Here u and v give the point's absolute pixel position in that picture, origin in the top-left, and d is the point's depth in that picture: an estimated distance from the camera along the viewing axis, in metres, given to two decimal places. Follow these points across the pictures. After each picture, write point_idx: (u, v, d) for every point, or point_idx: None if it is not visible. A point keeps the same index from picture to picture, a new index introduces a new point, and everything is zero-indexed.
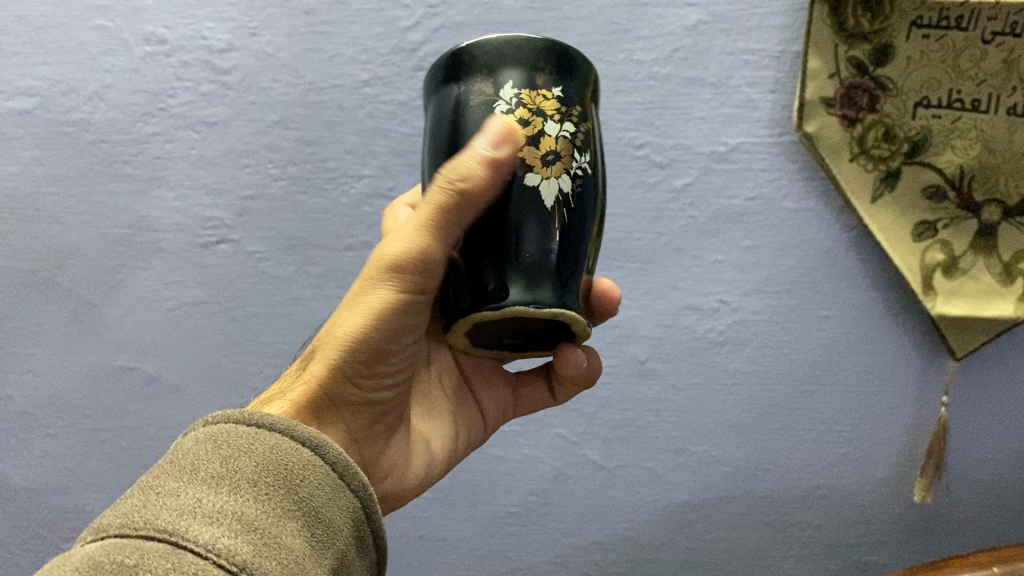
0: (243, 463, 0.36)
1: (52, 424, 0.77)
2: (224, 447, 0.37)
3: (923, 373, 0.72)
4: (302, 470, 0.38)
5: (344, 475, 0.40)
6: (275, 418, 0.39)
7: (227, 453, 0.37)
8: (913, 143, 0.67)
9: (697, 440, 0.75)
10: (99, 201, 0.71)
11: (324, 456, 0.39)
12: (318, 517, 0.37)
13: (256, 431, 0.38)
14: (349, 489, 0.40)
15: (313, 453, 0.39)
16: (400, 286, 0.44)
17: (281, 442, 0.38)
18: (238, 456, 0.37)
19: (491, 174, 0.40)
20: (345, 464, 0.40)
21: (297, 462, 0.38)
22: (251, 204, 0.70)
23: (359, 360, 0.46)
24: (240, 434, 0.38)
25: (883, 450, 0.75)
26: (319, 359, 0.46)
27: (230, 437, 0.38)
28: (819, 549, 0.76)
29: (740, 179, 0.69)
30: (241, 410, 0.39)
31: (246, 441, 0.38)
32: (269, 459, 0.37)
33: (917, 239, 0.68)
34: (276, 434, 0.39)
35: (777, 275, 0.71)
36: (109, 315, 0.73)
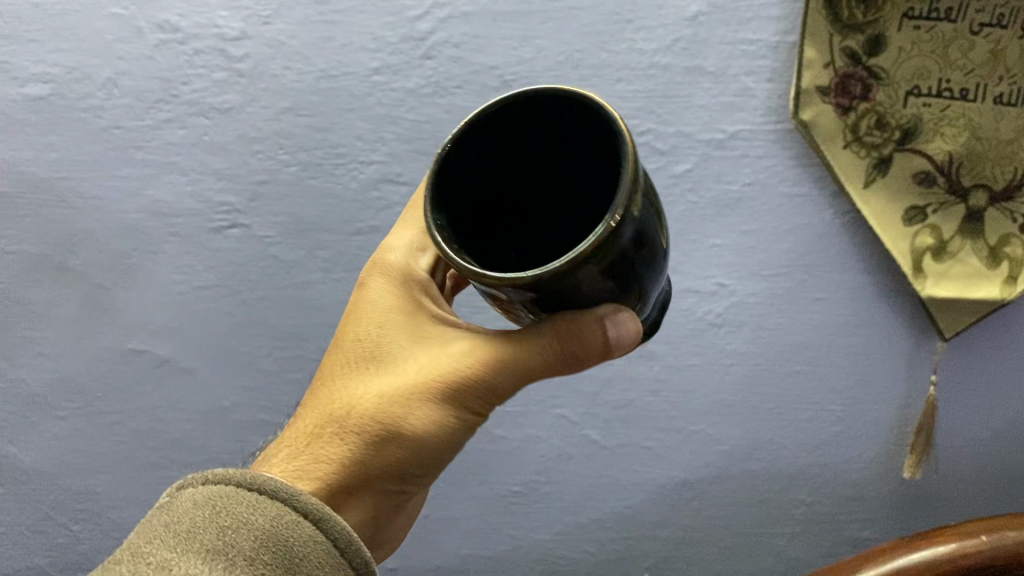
0: (240, 538, 0.38)
1: (63, 407, 0.78)
2: (223, 516, 0.39)
3: (912, 353, 0.75)
4: (302, 547, 0.39)
5: (347, 552, 0.40)
6: (277, 483, 0.41)
7: (227, 523, 0.38)
8: (904, 131, 0.69)
9: (695, 420, 0.78)
10: (112, 185, 0.72)
11: (330, 534, 0.40)
12: None
13: (255, 499, 0.40)
14: (351, 567, 0.40)
15: (316, 527, 0.40)
16: (465, 409, 0.44)
17: (281, 515, 0.39)
18: (236, 527, 0.38)
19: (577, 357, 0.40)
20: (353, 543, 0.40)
21: (299, 541, 0.39)
22: (262, 189, 0.72)
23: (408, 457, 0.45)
24: (242, 502, 0.39)
25: (873, 429, 0.77)
26: (360, 445, 0.45)
27: (233, 502, 0.39)
28: (810, 525, 0.80)
29: (737, 165, 0.71)
30: (242, 473, 0.41)
31: (248, 509, 0.39)
32: (266, 535, 0.38)
33: (907, 223, 0.71)
34: (278, 505, 0.40)
35: (774, 259, 0.73)
36: (122, 298, 0.75)
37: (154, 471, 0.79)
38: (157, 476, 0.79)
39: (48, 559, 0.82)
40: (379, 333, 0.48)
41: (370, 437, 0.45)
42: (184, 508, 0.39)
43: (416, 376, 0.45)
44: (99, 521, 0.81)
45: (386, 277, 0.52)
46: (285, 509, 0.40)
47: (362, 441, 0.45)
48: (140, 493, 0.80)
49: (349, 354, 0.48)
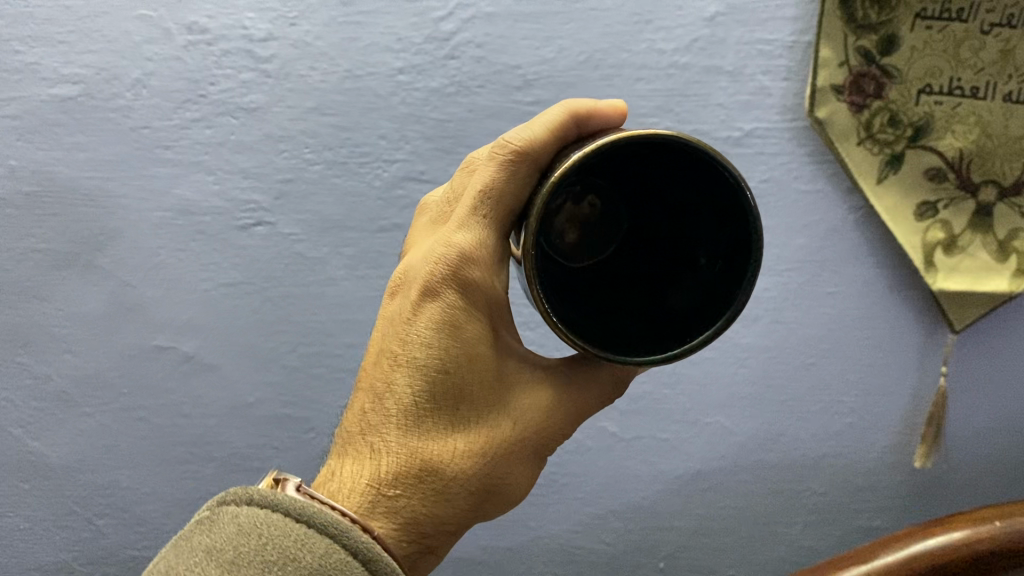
0: None
1: (89, 404, 0.79)
2: (267, 550, 0.37)
3: (923, 346, 0.77)
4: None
5: None
6: (328, 516, 0.39)
7: (271, 558, 0.37)
8: (916, 128, 0.71)
9: (711, 412, 0.79)
10: (140, 184, 0.73)
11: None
12: None
13: (303, 533, 0.38)
14: None
15: (366, 569, 0.38)
16: (543, 450, 0.46)
17: (329, 554, 0.37)
18: (280, 564, 0.37)
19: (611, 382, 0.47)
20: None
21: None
22: (287, 187, 0.73)
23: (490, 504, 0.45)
24: (289, 535, 0.38)
25: (884, 420, 0.79)
26: (451, 501, 0.44)
27: (280, 534, 0.38)
28: (823, 514, 0.82)
29: (753, 162, 0.72)
30: (293, 499, 0.39)
31: (295, 544, 0.37)
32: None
33: (919, 219, 0.73)
34: (327, 540, 0.38)
35: (788, 254, 0.75)
36: (148, 296, 0.76)
37: (180, 465, 0.80)
38: (183, 470, 0.80)
39: (72, 555, 0.83)
40: (467, 369, 0.44)
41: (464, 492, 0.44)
42: (230, 538, 0.38)
43: (502, 426, 0.45)
44: (124, 516, 0.82)
45: (456, 288, 0.45)
46: (335, 546, 0.38)
47: (454, 496, 0.44)
48: (166, 487, 0.81)
49: (427, 386, 0.44)
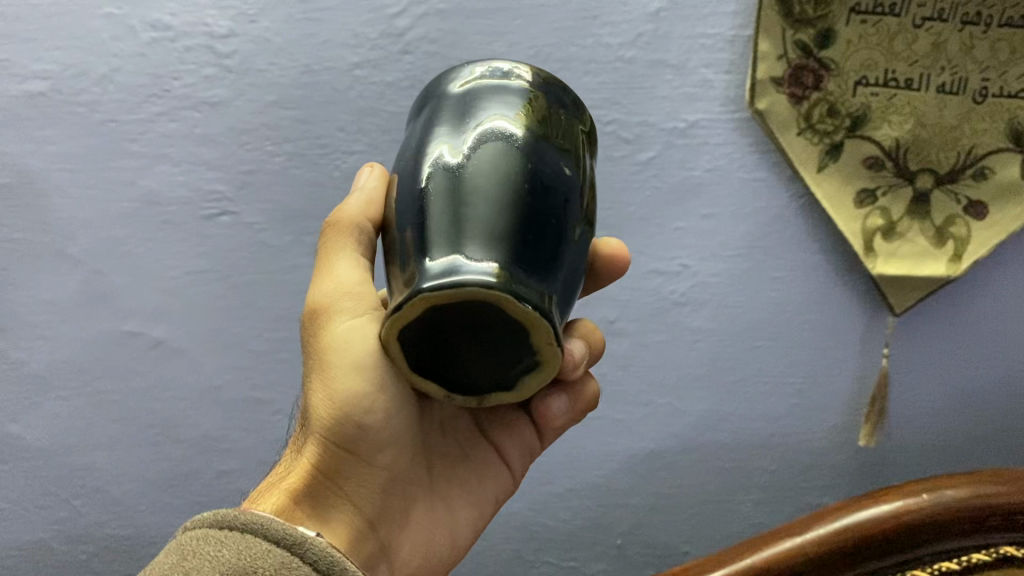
0: (201, 575, 0.39)
1: (63, 388, 0.82)
2: (190, 559, 0.41)
3: (866, 329, 0.80)
4: (270, 575, 0.40)
5: (330, 573, 0.40)
6: (242, 514, 0.43)
7: (192, 565, 0.40)
8: (854, 119, 0.74)
9: (662, 393, 0.82)
10: (108, 176, 0.76)
11: (305, 556, 0.41)
12: None
13: (226, 533, 0.42)
14: None
15: (288, 550, 0.41)
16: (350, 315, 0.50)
17: (249, 543, 0.41)
18: (198, 565, 0.40)
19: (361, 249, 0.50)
20: (331, 560, 0.41)
21: (267, 566, 0.40)
22: (251, 178, 0.76)
23: (348, 428, 0.50)
24: (212, 541, 0.41)
25: (831, 401, 0.82)
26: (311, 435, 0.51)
27: (202, 544, 0.42)
28: (772, 491, 0.85)
29: (698, 153, 0.75)
30: (215, 514, 0.43)
31: (214, 547, 0.41)
32: (230, 568, 0.40)
33: (858, 206, 0.75)
34: (248, 536, 0.42)
35: (733, 240, 0.78)
36: (118, 283, 0.79)
37: (153, 446, 0.83)
38: (154, 450, 0.84)
39: (50, 534, 0.86)
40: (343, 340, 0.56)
41: (322, 421, 0.50)
42: (158, 559, 0.42)
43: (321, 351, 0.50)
44: (100, 495, 0.85)
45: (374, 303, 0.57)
46: (256, 539, 0.41)
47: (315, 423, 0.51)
48: (138, 467, 0.84)
49: None
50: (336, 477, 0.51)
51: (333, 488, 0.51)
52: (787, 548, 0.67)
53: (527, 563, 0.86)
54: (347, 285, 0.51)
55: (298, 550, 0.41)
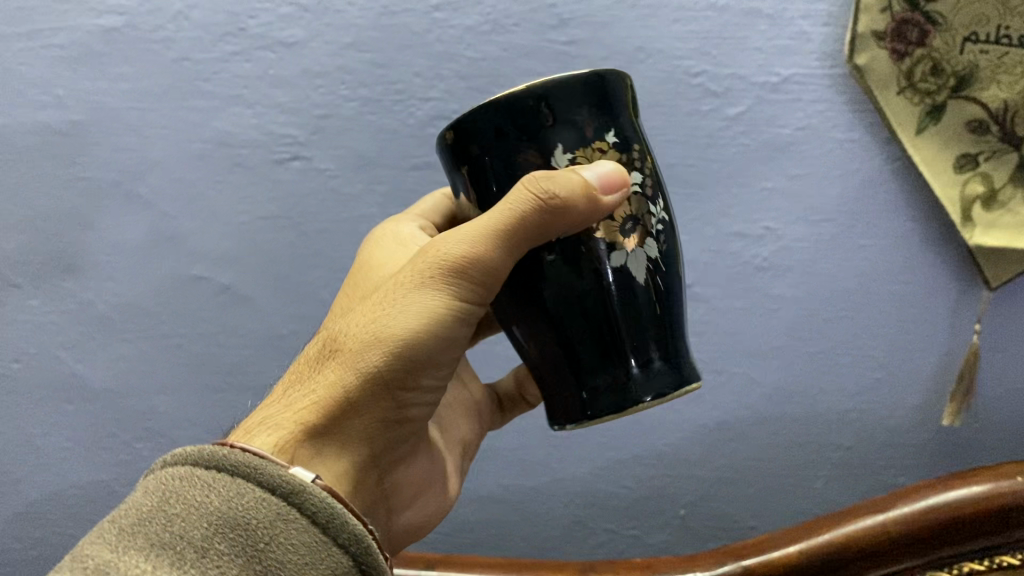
0: (189, 526, 0.36)
1: (129, 329, 0.81)
2: (173, 504, 0.37)
3: (957, 303, 0.76)
4: (267, 529, 0.37)
5: (330, 528, 0.39)
6: (234, 453, 0.40)
7: (175, 511, 0.37)
8: (960, 78, 0.69)
9: (737, 361, 0.79)
10: (181, 116, 0.76)
11: (303, 507, 0.39)
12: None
13: (214, 476, 0.39)
14: (336, 545, 0.38)
15: (284, 502, 0.38)
16: (452, 290, 0.45)
17: (241, 491, 0.38)
18: (182, 512, 0.37)
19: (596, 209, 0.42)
20: (332, 514, 0.39)
21: (263, 519, 0.37)
22: (324, 123, 0.75)
23: (402, 371, 0.46)
24: (197, 484, 0.38)
25: (915, 377, 0.78)
26: (344, 366, 0.45)
27: (186, 486, 0.38)
28: (849, 469, 0.80)
29: (789, 110, 0.73)
30: (203, 448, 0.40)
31: (201, 492, 0.38)
32: (221, 520, 0.37)
33: (958, 171, 0.71)
34: (240, 482, 0.39)
35: (821, 204, 0.74)
36: (187, 226, 0.78)
37: (214, 394, 0.82)
38: (215, 399, 0.82)
39: (113, 476, 0.86)
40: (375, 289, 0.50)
41: (372, 361, 0.45)
42: (133, 500, 0.38)
43: (395, 286, 0.46)
44: (161, 440, 0.84)
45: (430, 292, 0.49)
46: (247, 485, 0.39)
47: (357, 359, 0.45)
48: (198, 415, 0.83)
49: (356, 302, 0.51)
50: (371, 424, 0.47)
51: (354, 432, 0.46)
52: (875, 526, 0.62)
53: (588, 530, 0.84)
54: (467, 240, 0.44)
55: (293, 500, 0.39)
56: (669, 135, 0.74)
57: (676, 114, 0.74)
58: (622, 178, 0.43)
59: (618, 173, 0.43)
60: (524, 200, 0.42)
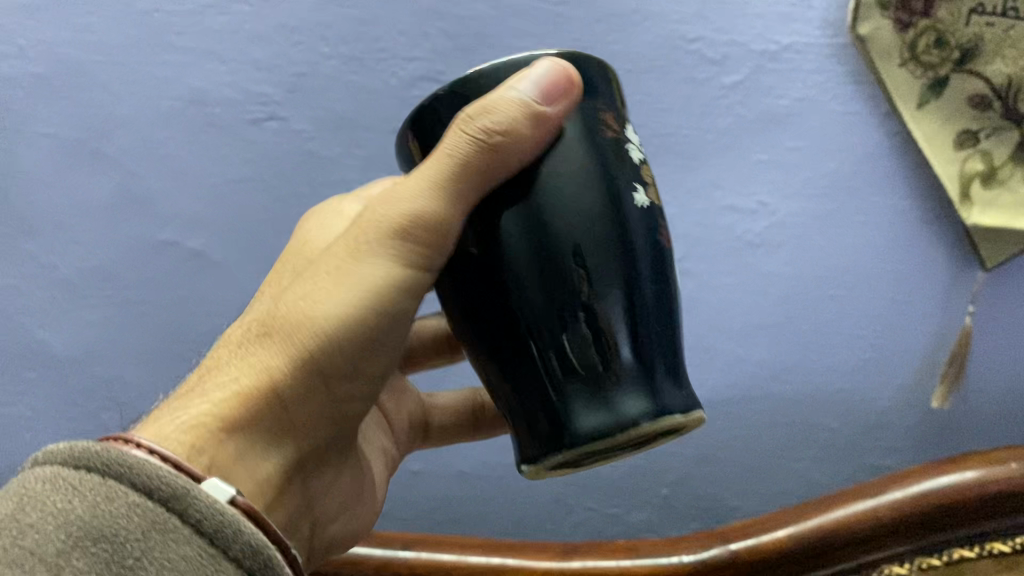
0: (50, 527, 0.30)
1: (92, 296, 0.77)
2: (37, 504, 0.31)
3: (952, 282, 0.74)
4: (138, 542, 0.30)
5: (215, 537, 0.31)
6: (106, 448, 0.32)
7: (33, 520, 0.30)
8: (963, 51, 0.67)
9: (724, 337, 0.77)
10: (151, 71, 0.72)
11: (185, 515, 0.31)
12: (167, 561, 0.30)
13: (84, 478, 0.31)
14: (223, 557, 0.31)
15: (155, 512, 0.31)
16: (358, 259, 0.39)
17: (113, 495, 0.31)
18: (42, 525, 0.30)
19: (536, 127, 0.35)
20: (220, 523, 0.31)
21: (133, 529, 0.30)
22: (302, 81, 0.72)
23: (309, 372, 0.40)
24: (60, 493, 0.31)
25: (905, 357, 0.76)
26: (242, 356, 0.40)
27: (48, 490, 0.31)
28: (834, 451, 0.78)
29: (789, 79, 0.71)
30: (72, 445, 0.33)
31: (64, 498, 0.31)
32: (86, 532, 0.30)
33: (957, 148, 0.69)
34: (110, 482, 0.31)
35: (816, 178, 0.72)
36: (156, 187, 0.74)
37: (177, 360, 0.77)
38: (179, 368, 0.77)
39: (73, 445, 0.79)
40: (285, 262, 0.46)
41: (274, 345, 0.39)
42: None
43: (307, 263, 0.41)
44: (125, 408, 0.78)
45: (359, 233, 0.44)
46: (118, 491, 0.31)
47: (264, 345, 0.40)
48: (161, 386, 0.78)
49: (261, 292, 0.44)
50: (293, 461, 0.43)
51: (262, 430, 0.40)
52: (862, 511, 0.59)
53: (566, 508, 0.81)
54: (386, 192, 0.39)
55: (192, 514, 0.31)
56: (662, 103, 0.72)
57: (669, 81, 0.71)
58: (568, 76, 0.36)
59: (559, 69, 0.35)
60: (454, 142, 0.35)
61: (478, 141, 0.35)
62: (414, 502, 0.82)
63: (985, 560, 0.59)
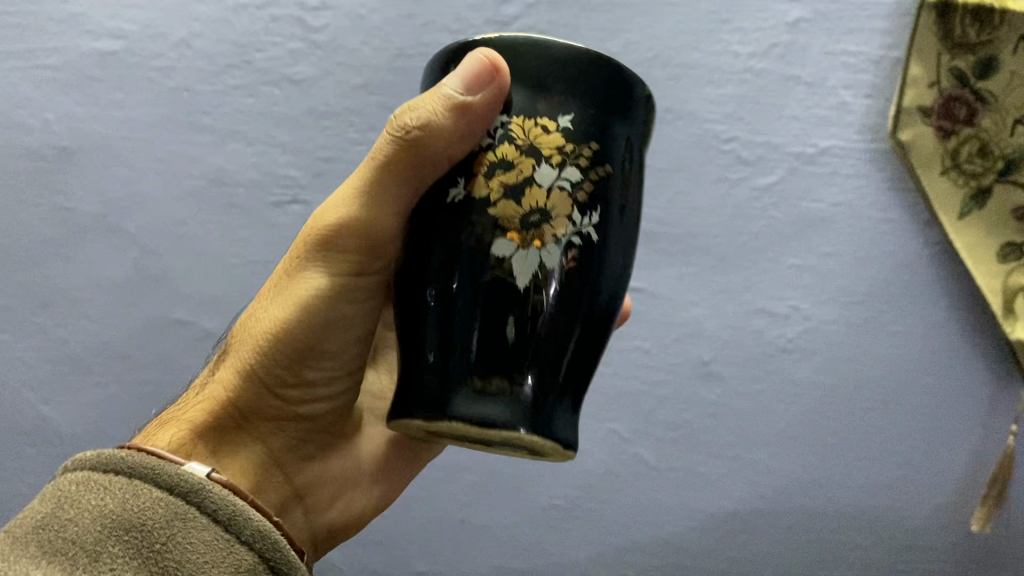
0: (88, 522, 0.36)
1: (98, 374, 0.74)
2: (73, 504, 0.37)
3: (994, 400, 0.71)
4: (162, 529, 0.36)
5: (230, 524, 0.37)
6: (126, 454, 0.39)
7: (71, 515, 0.36)
8: (1007, 162, 0.68)
9: (755, 448, 0.72)
10: (176, 149, 0.72)
11: (202, 505, 0.38)
12: (190, 547, 0.36)
13: (111, 480, 0.38)
14: (238, 541, 0.37)
15: (174, 501, 0.37)
16: (317, 269, 0.45)
17: (141, 491, 0.37)
18: (78, 518, 0.36)
19: (452, 121, 0.38)
20: (233, 512, 0.38)
21: (158, 519, 0.37)
22: (329, 166, 0.71)
23: (276, 368, 0.47)
24: (94, 491, 0.37)
25: (945, 477, 0.72)
26: (225, 369, 0.48)
27: (81, 491, 0.37)
28: (864, 572, 0.72)
29: (826, 183, 0.69)
30: (99, 453, 0.39)
31: (97, 496, 0.37)
32: (119, 523, 0.36)
33: (1002, 260, 0.68)
34: (136, 482, 0.38)
35: (852, 286, 0.70)
36: (172, 265, 0.72)
37: None
38: None
39: None
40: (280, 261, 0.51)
41: (243, 358, 0.47)
42: (33, 506, 0.37)
43: (281, 275, 0.47)
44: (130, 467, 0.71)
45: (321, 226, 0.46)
46: (143, 487, 0.38)
47: (236, 359, 0.48)
48: None
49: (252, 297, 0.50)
50: (270, 454, 0.50)
51: (236, 437, 0.48)
52: None
53: None
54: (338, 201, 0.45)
55: (210, 506, 0.38)
56: (694, 201, 0.70)
57: (703, 181, 0.70)
58: (492, 61, 0.37)
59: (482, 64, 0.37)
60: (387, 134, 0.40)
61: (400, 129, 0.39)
62: None
63: None
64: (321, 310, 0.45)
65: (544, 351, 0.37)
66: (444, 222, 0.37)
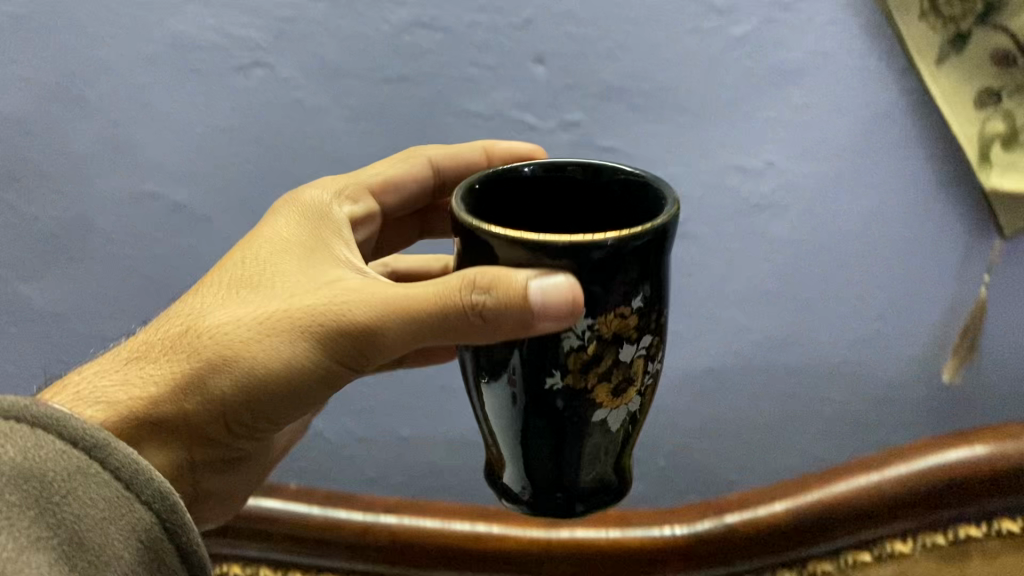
0: None
1: (79, 247, 0.76)
2: None
3: (968, 250, 0.71)
4: (63, 482, 0.40)
5: (132, 483, 0.42)
6: (33, 406, 0.41)
7: None
8: (988, 3, 0.61)
9: (728, 304, 0.74)
10: (127, 14, 0.67)
11: (107, 462, 0.41)
12: (84, 513, 0.40)
13: (11, 427, 0.40)
14: (139, 501, 0.42)
15: (80, 453, 0.41)
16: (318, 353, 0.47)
17: (43, 446, 0.40)
18: None
19: (519, 305, 0.40)
20: (136, 469, 0.42)
21: (60, 472, 0.40)
22: (288, 27, 0.67)
23: (234, 405, 0.48)
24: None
25: (918, 330, 0.74)
26: (173, 365, 0.48)
27: None
28: (832, 420, 0.79)
29: (801, 31, 0.65)
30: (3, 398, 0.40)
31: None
32: (16, 473, 0.39)
33: (978, 108, 0.65)
34: (39, 433, 0.40)
35: (832, 137, 0.68)
36: (138, 135, 0.72)
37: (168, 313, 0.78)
38: None
39: None
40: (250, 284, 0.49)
41: (198, 377, 0.47)
42: None
43: (269, 343, 0.47)
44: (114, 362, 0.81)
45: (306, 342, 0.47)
46: (47, 438, 0.40)
47: (176, 366, 0.48)
48: None
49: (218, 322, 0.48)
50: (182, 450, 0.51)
51: (166, 429, 0.48)
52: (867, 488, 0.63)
53: None
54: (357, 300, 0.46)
55: (113, 464, 0.41)
56: (670, 53, 0.66)
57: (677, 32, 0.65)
58: (574, 300, 0.39)
59: (567, 291, 0.39)
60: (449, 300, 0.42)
61: (471, 309, 0.42)
62: (404, 467, 0.80)
63: (993, 539, 0.64)
64: (298, 378, 0.47)
65: (586, 462, 0.47)
66: (540, 403, 0.44)
